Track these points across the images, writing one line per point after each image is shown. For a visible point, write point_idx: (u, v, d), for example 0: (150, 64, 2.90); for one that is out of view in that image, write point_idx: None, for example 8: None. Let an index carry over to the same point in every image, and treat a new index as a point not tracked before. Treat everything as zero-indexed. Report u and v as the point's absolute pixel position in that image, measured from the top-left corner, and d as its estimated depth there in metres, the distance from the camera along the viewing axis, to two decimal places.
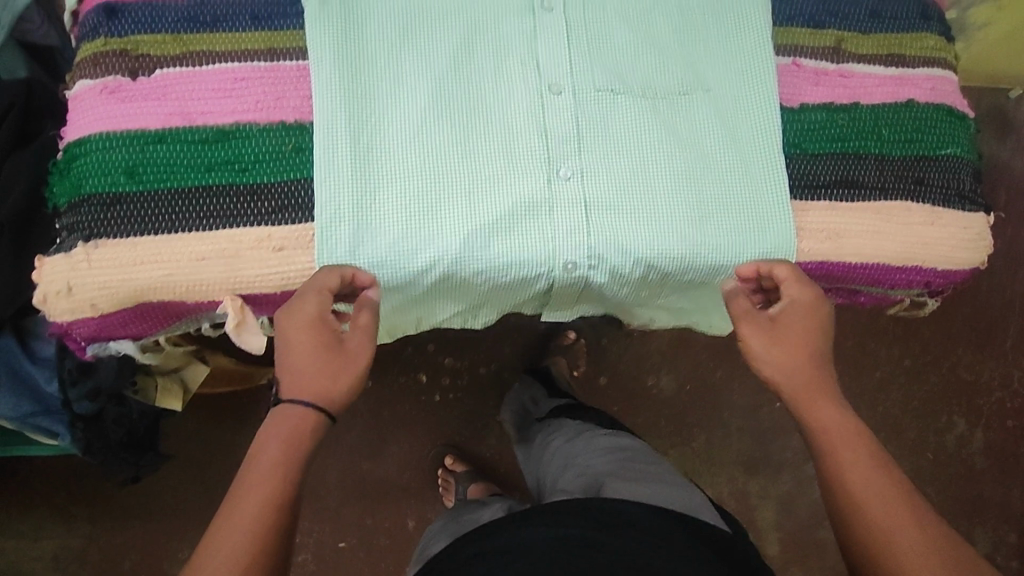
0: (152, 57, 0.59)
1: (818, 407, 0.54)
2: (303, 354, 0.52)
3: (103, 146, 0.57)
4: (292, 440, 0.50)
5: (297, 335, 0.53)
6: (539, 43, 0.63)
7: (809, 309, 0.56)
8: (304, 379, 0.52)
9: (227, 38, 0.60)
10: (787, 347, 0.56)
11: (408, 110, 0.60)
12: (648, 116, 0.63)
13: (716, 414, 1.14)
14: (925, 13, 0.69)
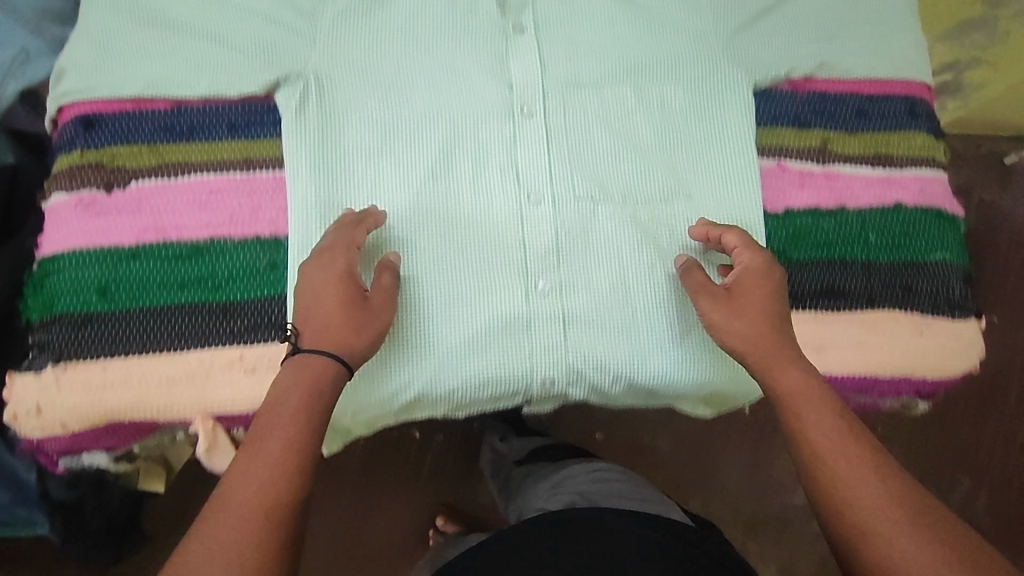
0: (127, 169, 0.59)
1: (782, 373, 0.56)
2: (327, 304, 0.54)
3: (77, 263, 0.57)
4: (312, 391, 0.51)
5: (321, 281, 0.55)
6: (518, 151, 0.63)
7: (762, 271, 0.58)
8: (324, 330, 0.53)
9: (204, 149, 0.60)
10: (747, 318, 0.57)
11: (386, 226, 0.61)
12: (629, 227, 0.62)
13: (716, 475, 1.06)
14: (913, 110, 0.68)
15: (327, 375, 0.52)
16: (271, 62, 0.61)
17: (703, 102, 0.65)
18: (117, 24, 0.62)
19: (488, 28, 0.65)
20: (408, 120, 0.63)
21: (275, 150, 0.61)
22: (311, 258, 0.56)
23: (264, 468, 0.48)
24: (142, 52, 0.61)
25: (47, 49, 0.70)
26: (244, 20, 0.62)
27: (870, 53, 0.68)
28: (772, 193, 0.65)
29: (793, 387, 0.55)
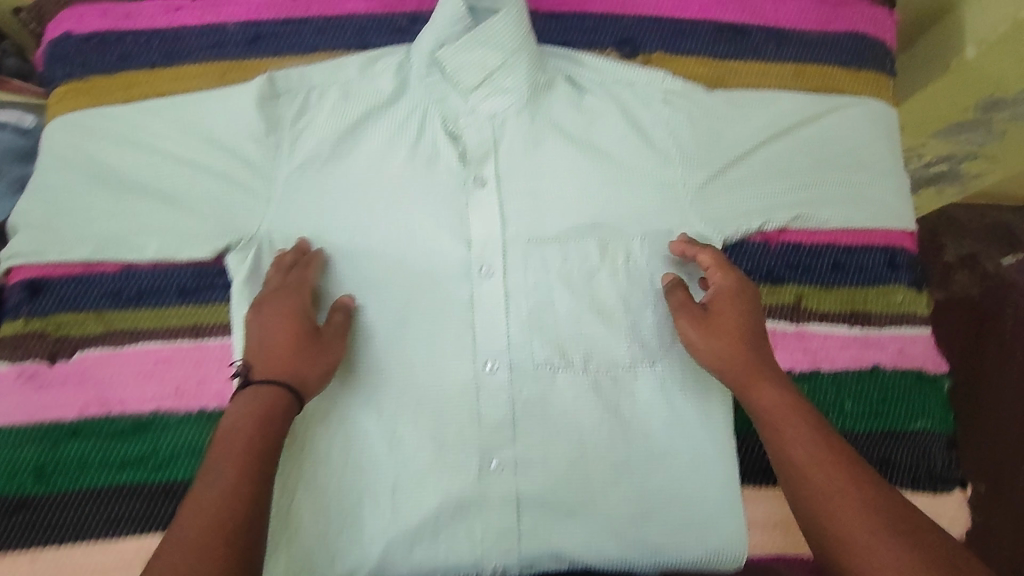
0: (73, 338, 0.59)
1: (760, 386, 0.56)
2: (280, 338, 0.55)
3: (14, 442, 0.56)
4: (272, 407, 0.52)
5: (271, 318, 0.57)
6: (477, 315, 0.61)
7: (732, 293, 0.60)
8: (275, 360, 0.55)
9: (152, 315, 0.60)
10: (719, 335, 0.58)
11: (336, 399, 0.59)
12: (587, 401, 0.60)
13: None
14: (893, 261, 0.65)
15: (278, 402, 0.52)
16: (222, 225, 0.60)
17: (667, 259, 0.64)
18: (68, 185, 0.61)
19: (448, 182, 0.63)
20: (363, 284, 0.62)
21: (224, 315, 0.60)
22: (260, 302, 0.57)
23: (225, 485, 0.47)
24: (92, 214, 0.60)
25: (9, 193, 0.69)
26: (196, 179, 0.61)
27: (850, 201, 0.65)
28: None
29: (770, 401, 0.55)
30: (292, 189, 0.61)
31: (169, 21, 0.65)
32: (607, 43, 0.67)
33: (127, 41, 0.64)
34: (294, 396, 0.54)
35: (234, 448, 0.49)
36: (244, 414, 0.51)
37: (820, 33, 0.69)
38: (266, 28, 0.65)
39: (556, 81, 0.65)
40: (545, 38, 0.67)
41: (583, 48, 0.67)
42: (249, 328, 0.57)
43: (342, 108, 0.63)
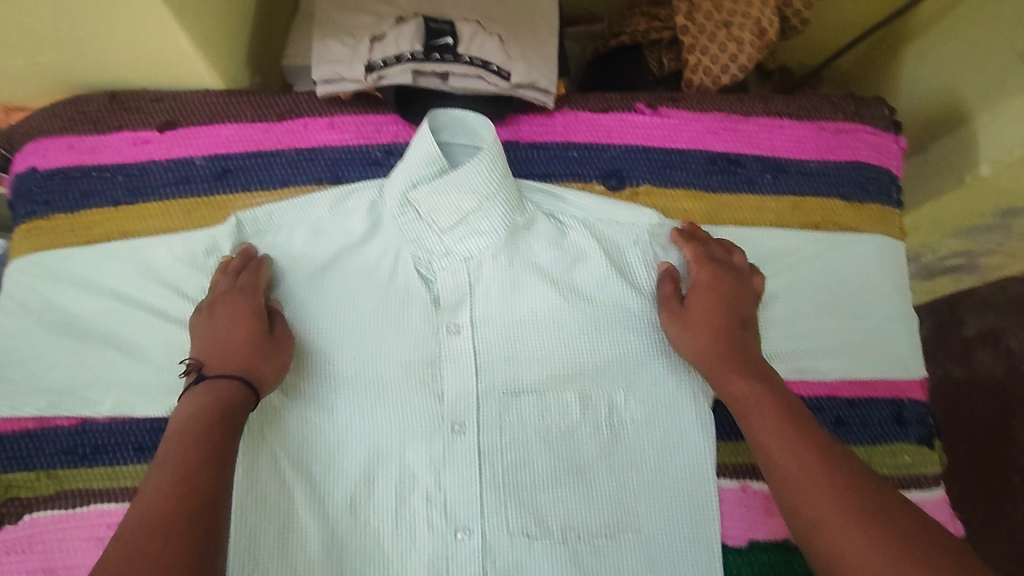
0: (23, 499, 0.56)
1: (732, 378, 0.54)
2: (235, 339, 0.53)
3: None
4: (226, 399, 0.49)
5: (222, 318, 0.54)
6: (447, 477, 0.56)
7: (711, 283, 0.58)
8: (229, 349, 0.53)
9: (107, 473, 0.57)
10: (697, 323, 0.57)
11: (294, 565, 0.55)
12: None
13: None
14: (900, 416, 0.61)
15: (234, 395, 0.50)
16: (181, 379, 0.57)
17: (658, 413, 0.59)
18: (28, 331, 0.59)
19: (421, 329, 0.59)
20: (326, 444, 0.57)
21: None
22: (216, 303, 0.55)
23: (195, 455, 0.45)
24: (50, 363, 0.58)
25: None
26: (157, 327, 0.58)
27: (851, 348, 0.61)
28: (733, 523, 0.60)
29: (745, 394, 0.54)
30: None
31: (136, 155, 0.63)
32: (591, 175, 0.65)
33: (93, 177, 0.63)
34: (248, 389, 0.51)
35: (205, 418, 0.48)
36: (199, 404, 0.49)
37: (818, 163, 0.66)
38: (236, 161, 0.64)
39: (536, 221, 0.62)
40: (526, 169, 0.65)
41: (569, 180, 0.65)
42: (201, 334, 0.54)
43: (313, 250, 0.60)
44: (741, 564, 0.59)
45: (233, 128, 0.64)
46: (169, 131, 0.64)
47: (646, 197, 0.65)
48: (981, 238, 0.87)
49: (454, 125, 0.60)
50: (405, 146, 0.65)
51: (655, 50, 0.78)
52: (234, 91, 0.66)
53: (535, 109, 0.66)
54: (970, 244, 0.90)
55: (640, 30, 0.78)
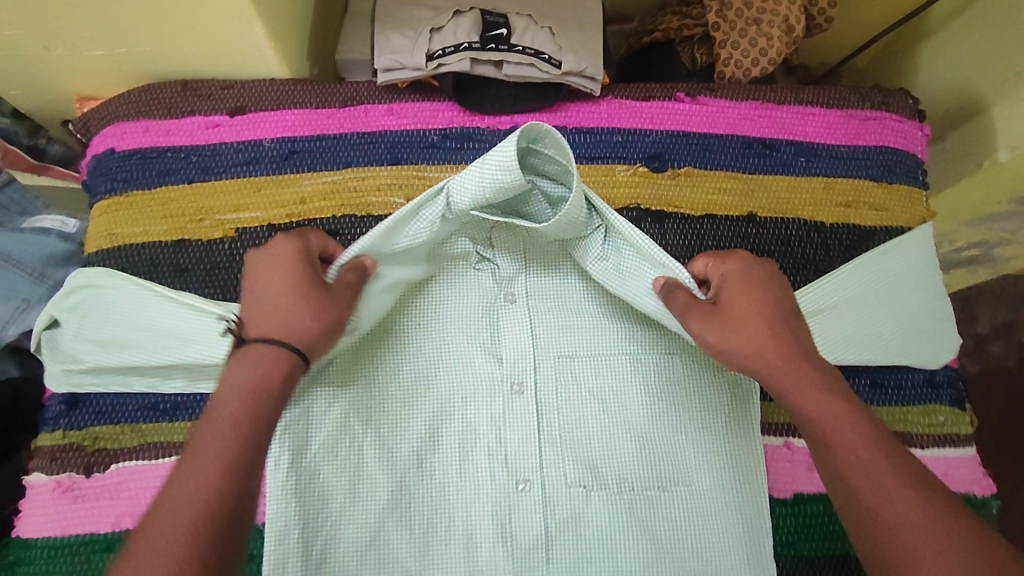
0: (110, 450, 0.60)
1: (803, 391, 0.48)
2: (287, 309, 0.50)
3: (48, 554, 0.58)
4: (264, 383, 0.47)
5: (280, 307, 0.50)
6: (507, 435, 0.61)
7: (744, 276, 0.54)
8: (275, 319, 0.49)
9: (188, 427, 0.61)
10: (744, 321, 0.51)
11: (364, 510, 0.58)
12: (624, 525, 0.59)
13: None
14: (933, 380, 0.65)
15: (280, 371, 0.48)
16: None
17: (704, 373, 0.62)
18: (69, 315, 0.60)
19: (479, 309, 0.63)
20: (393, 408, 0.60)
21: None
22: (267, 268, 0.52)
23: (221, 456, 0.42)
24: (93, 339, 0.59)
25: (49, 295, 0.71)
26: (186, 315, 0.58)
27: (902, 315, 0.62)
28: (779, 477, 0.63)
29: (814, 406, 0.47)
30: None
31: (207, 137, 0.67)
32: (635, 158, 0.69)
33: (167, 157, 0.67)
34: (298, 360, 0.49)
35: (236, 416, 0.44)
36: (242, 374, 0.47)
37: (847, 148, 0.70)
38: (302, 144, 0.68)
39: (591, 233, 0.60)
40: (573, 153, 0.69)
41: (614, 163, 0.69)
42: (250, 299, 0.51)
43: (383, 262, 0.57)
44: (787, 515, 0.62)
45: (298, 113, 0.68)
46: (239, 116, 0.68)
47: (685, 179, 0.69)
48: (998, 226, 0.91)
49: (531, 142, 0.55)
50: (459, 131, 0.69)
51: (687, 46, 0.83)
52: (300, 80, 0.70)
53: (581, 97, 0.70)
54: (987, 233, 0.94)
55: (672, 27, 0.82)
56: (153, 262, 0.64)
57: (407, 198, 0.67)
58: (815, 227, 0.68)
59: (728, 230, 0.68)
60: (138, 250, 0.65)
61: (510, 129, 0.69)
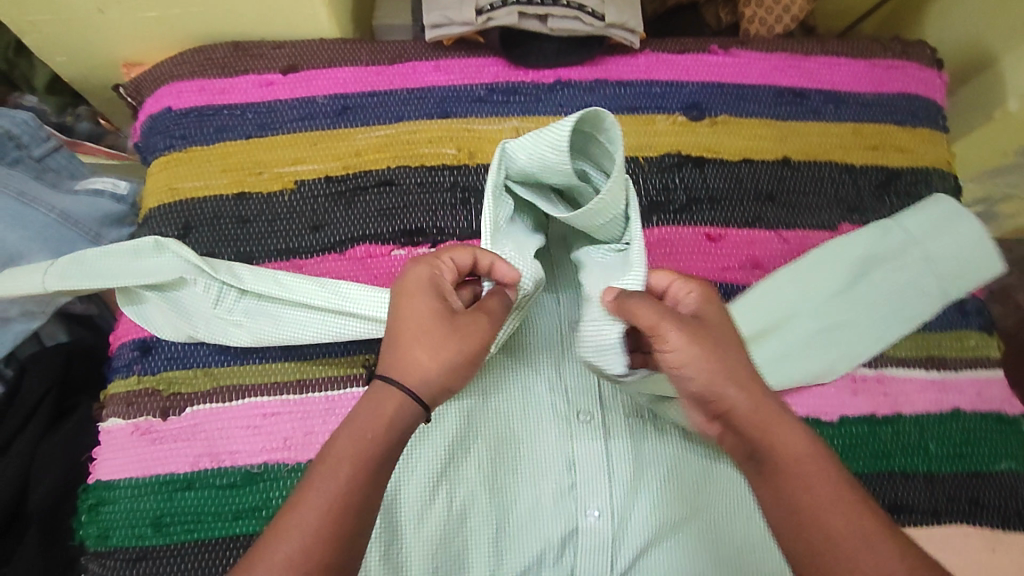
0: (184, 394, 0.62)
1: (775, 434, 0.47)
2: (424, 361, 0.49)
3: (132, 493, 0.60)
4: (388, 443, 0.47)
5: (415, 346, 0.50)
6: (566, 369, 0.64)
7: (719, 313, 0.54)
8: (408, 366, 0.49)
9: (258, 370, 0.63)
10: (714, 354, 0.50)
11: (435, 441, 0.61)
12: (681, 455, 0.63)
13: None
14: (963, 307, 0.69)
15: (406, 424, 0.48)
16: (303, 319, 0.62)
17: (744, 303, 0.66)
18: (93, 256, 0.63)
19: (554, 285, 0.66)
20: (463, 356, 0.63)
21: (326, 370, 0.63)
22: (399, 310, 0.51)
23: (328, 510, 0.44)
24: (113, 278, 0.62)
25: None
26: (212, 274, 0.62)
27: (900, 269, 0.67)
28: (826, 401, 0.65)
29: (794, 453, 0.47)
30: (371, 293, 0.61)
31: (262, 95, 0.69)
32: (674, 108, 0.72)
33: (224, 114, 0.69)
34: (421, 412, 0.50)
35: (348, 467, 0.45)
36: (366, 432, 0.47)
37: (873, 95, 0.74)
38: (354, 99, 0.70)
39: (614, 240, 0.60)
40: (615, 103, 0.72)
41: (654, 112, 0.72)
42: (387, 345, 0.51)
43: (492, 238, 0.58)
44: (833, 436, 0.64)
45: (349, 70, 0.71)
46: (292, 74, 0.70)
47: (722, 127, 0.72)
48: (1001, 180, 0.98)
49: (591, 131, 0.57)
50: (504, 85, 0.71)
51: (711, 8, 0.87)
52: (349, 40, 0.72)
53: (620, 51, 0.73)
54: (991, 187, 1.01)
55: None
56: (214, 214, 0.66)
57: (458, 149, 0.69)
58: (846, 168, 0.72)
59: (765, 174, 0.71)
60: (200, 204, 0.66)
61: (553, 82, 0.72)
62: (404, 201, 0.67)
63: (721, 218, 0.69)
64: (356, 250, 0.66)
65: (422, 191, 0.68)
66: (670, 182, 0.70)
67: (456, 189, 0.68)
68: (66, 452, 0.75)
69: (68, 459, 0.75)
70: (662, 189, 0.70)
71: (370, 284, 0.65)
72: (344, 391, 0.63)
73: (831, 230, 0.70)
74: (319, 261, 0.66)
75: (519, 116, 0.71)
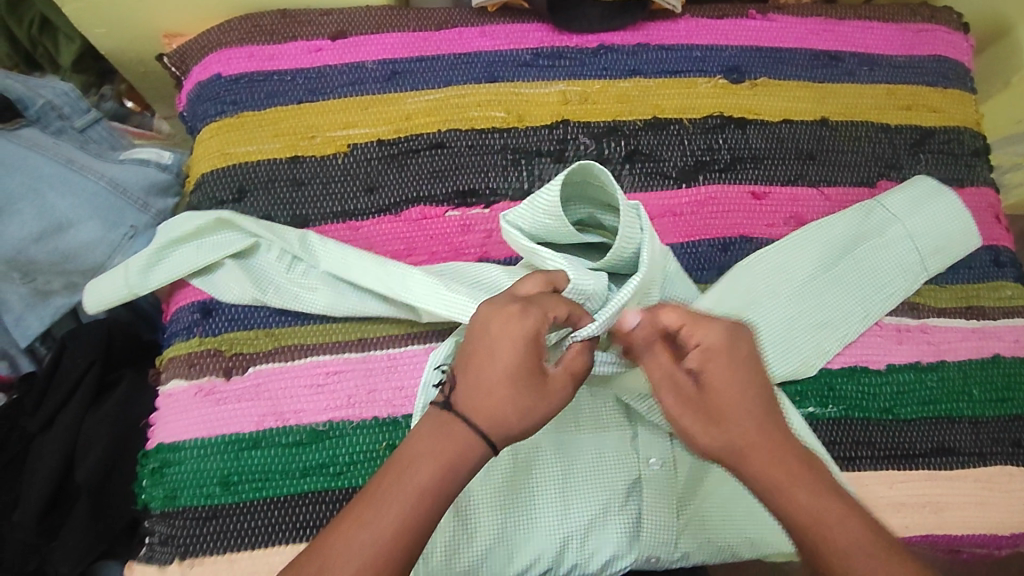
0: (246, 354, 0.62)
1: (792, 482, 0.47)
2: (498, 390, 0.48)
3: (199, 453, 0.59)
4: (451, 465, 0.47)
5: (502, 402, 0.48)
6: None
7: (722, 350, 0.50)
8: (481, 399, 0.48)
9: (319, 329, 0.63)
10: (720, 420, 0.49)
11: None
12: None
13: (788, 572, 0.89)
14: (997, 259, 0.71)
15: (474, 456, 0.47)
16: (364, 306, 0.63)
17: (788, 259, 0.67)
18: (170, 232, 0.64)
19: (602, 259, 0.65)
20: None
21: (389, 328, 0.64)
22: (486, 333, 0.49)
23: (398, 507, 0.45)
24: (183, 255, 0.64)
25: (155, 224, 0.71)
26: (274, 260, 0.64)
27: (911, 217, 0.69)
28: (874, 350, 0.66)
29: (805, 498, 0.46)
30: (432, 293, 0.59)
31: (312, 61, 0.70)
32: (715, 71, 0.74)
33: (274, 80, 0.69)
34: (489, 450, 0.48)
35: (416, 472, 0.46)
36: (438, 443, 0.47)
37: (905, 58, 0.77)
38: (403, 64, 0.71)
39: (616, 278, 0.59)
40: (658, 67, 0.73)
41: (696, 75, 0.74)
42: (468, 364, 0.50)
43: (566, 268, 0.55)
44: (880, 383, 0.65)
45: (397, 36, 0.71)
46: (341, 40, 0.70)
47: (762, 89, 0.74)
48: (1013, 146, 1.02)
49: (586, 180, 0.58)
50: (549, 49, 0.73)
51: None
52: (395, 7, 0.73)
53: (660, 17, 0.75)
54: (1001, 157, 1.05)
55: None
56: (269, 178, 0.66)
57: (507, 112, 0.70)
58: (882, 127, 0.74)
59: (805, 134, 0.73)
60: (254, 168, 0.67)
61: (597, 46, 0.73)
62: (457, 163, 0.68)
63: (765, 177, 0.71)
64: (412, 211, 0.67)
65: (473, 153, 0.69)
66: (714, 143, 0.72)
67: (507, 150, 0.69)
68: (109, 422, 0.73)
69: (114, 429, 0.73)
70: (707, 149, 0.71)
71: (426, 244, 0.66)
72: (407, 348, 0.63)
73: (870, 187, 0.72)
74: (375, 222, 0.66)
75: (565, 79, 0.72)
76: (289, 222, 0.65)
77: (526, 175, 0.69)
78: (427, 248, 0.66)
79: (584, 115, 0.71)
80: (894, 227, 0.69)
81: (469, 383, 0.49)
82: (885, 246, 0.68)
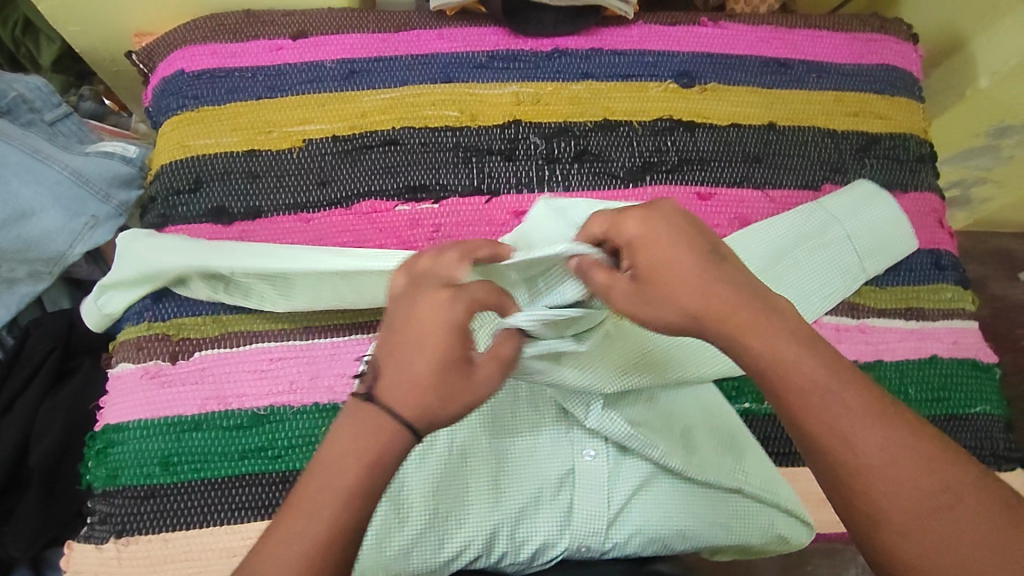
0: (192, 339, 0.63)
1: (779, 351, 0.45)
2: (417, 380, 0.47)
3: (141, 434, 0.61)
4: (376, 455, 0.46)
5: (424, 393, 0.47)
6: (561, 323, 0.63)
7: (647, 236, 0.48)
8: (401, 389, 0.47)
9: (265, 317, 0.64)
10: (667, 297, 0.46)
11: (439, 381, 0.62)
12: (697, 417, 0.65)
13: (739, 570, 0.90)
14: (939, 262, 0.72)
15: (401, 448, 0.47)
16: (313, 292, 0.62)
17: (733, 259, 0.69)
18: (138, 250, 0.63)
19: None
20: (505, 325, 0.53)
21: (330, 318, 0.65)
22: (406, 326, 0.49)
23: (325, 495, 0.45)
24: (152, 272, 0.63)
25: (116, 215, 0.73)
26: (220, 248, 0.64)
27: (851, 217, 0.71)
28: None
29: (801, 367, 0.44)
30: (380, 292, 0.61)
31: (272, 59, 0.72)
32: (665, 76, 0.76)
33: (235, 77, 0.71)
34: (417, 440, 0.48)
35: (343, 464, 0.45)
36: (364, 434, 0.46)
37: (853, 66, 0.78)
38: (361, 64, 0.73)
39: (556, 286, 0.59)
40: (610, 71, 0.75)
41: (647, 80, 0.76)
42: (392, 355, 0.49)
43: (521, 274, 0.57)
44: None
45: (356, 37, 0.74)
46: (301, 40, 0.73)
47: (711, 94, 0.76)
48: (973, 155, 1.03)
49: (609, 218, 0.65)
50: (504, 52, 0.75)
51: None
52: (356, 10, 0.76)
53: (614, 23, 0.77)
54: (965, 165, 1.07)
55: None
56: (225, 170, 0.68)
57: (460, 111, 0.72)
58: (828, 133, 0.76)
59: (752, 137, 0.75)
60: (211, 159, 0.69)
61: (551, 50, 0.75)
62: (408, 160, 0.70)
63: (711, 178, 0.73)
64: (362, 204, 0.68)
65: (425, 150, 0.71)
66: (662, 145, 0.73)
67: (459, 148, 0.71)
68: (65, 410, 0.75)
69: (70, 413, 0.75)
70: (655, 150, 0.73)
71: (375, 237, 0.68)
72: (350, 337, 0.64)
73: (814, 189, 0.74)
74: (326, 214, 0.68)
75: (519, 81, 0.74)
76: (242, 213, 0.67)
77: (476, 172, 0.70)
78: (376, 240, 0.68)
79: (536, 116, 0.73)
80: (837, 229, 0.70)
81: (393, 368, 0.48)
82: (829, 248, 0.70)
